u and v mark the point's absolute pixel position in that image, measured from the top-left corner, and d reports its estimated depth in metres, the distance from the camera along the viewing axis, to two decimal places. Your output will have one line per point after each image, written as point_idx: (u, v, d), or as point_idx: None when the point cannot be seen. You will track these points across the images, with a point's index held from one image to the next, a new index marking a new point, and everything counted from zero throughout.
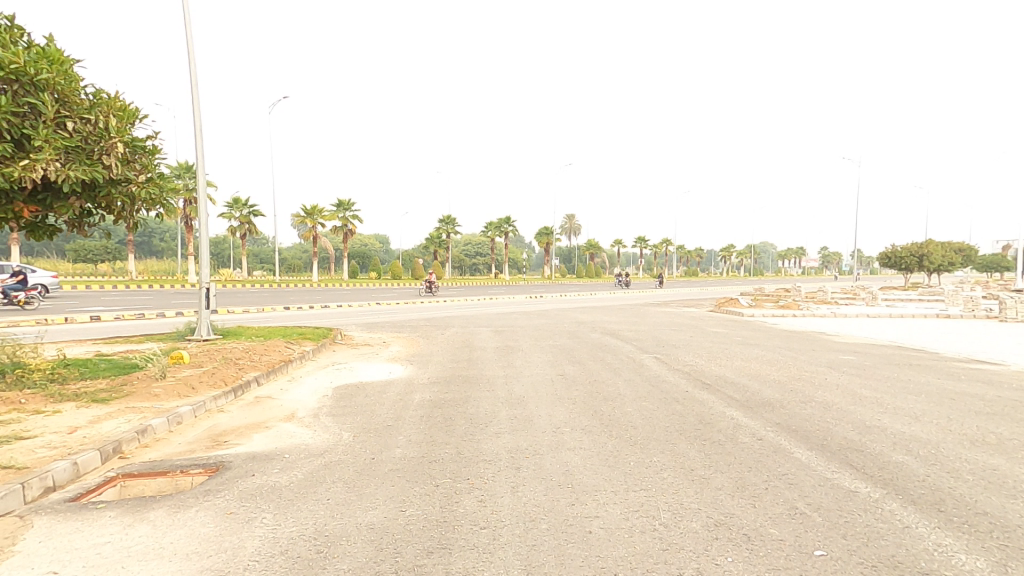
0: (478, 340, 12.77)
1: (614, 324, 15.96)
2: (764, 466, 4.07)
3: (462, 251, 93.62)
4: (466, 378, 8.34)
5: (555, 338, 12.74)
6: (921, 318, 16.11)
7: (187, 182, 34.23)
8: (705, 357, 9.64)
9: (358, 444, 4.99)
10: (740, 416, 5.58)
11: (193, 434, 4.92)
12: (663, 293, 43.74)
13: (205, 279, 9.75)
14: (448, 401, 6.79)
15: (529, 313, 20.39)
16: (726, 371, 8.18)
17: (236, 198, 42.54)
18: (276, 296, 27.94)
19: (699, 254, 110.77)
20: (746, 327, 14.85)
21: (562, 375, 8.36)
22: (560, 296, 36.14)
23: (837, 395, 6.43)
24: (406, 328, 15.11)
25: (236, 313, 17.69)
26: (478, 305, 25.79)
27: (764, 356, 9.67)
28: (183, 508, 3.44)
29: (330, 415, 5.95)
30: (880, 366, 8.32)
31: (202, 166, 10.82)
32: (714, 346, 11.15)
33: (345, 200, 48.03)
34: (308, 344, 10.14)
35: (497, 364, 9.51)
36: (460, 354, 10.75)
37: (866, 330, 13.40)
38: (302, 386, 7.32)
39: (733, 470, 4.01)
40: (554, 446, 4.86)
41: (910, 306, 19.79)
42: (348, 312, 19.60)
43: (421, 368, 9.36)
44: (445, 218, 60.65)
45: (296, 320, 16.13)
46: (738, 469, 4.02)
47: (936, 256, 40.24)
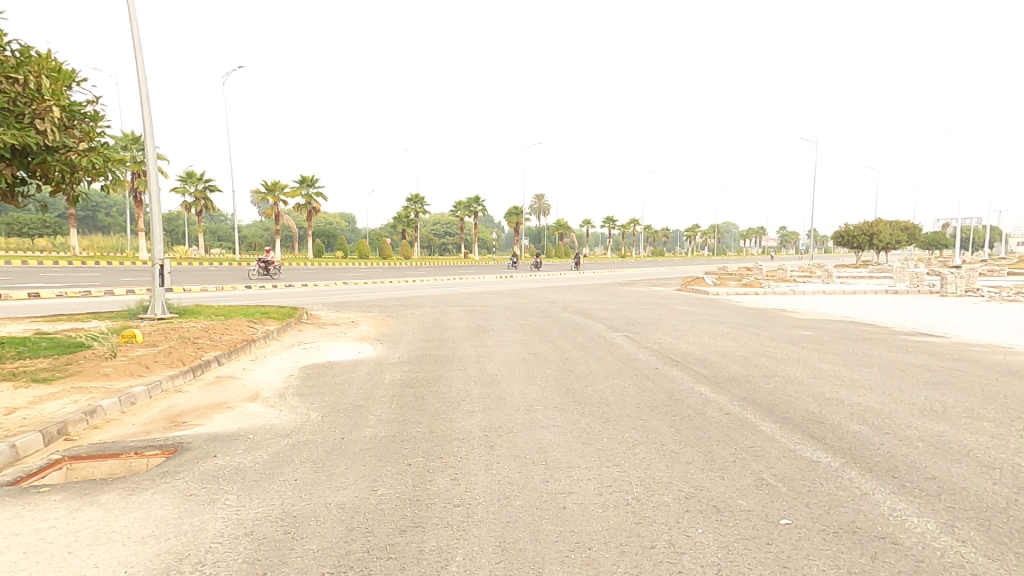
0: (448, 320, 12.65)
1: (584, 303, 16.09)
2: (732, 439, 4.18)
3: (430, 230, 92.39)
4: (438, 358, 8.25)
5: (526, 317, 12.76)
6: (872, 294, 16.91)
7: (135, 153, 32.32)
8: (672, 335, 9.85)
9: (327, 424, 4.86)
10: (708, 392, 5.73)
11: (148, 416, 4.68)
12: (630, 272, 44.38)
13: (159, 255, 9.24)
14: (419, 380, 6.70)
15: (500, 293, 20.35)
16: (693, 349, 8.37)
17: (190, 171, 40.50)
18: (236, 274, 26.92)
19: (664, 234, 112.85)
20: (711, 305, 15.26)
21: (534, 354, 8.37)
22: (529, 276, 36.24)
23: (798, 369, 6.67)
24: (374, 308, 14.83)
25: (195, 291, 16.95)
26: (448, 285, 25.59)
27: (728, 333, 9.95)
28: (137, 490, 3.27)
29: (296, 395, 5.78)
30: (837, 341, 8.69)
31: (152, 135, 10.17)
32: (680, 324, 11.40)
33: (308, 175, 46.42)
34: (272, 323, 9.81)
35: (468, 344, 9.44)
36: (431, 334, 10.63)
37: (822, 307, 13.98)
38: (266, 366, 7.08)
39: (702, 444, 4.11)
40: (527, 424, 4.86)
41: (862, 283, 20.75)
42: (313, 292, 19.08)
43: (391, 347, 9.20)
44: (413, 196, 59.56)
45: (260, 299, 15.59)
46: (706, 443, 4.12)
47: (885, 234, 42.17)
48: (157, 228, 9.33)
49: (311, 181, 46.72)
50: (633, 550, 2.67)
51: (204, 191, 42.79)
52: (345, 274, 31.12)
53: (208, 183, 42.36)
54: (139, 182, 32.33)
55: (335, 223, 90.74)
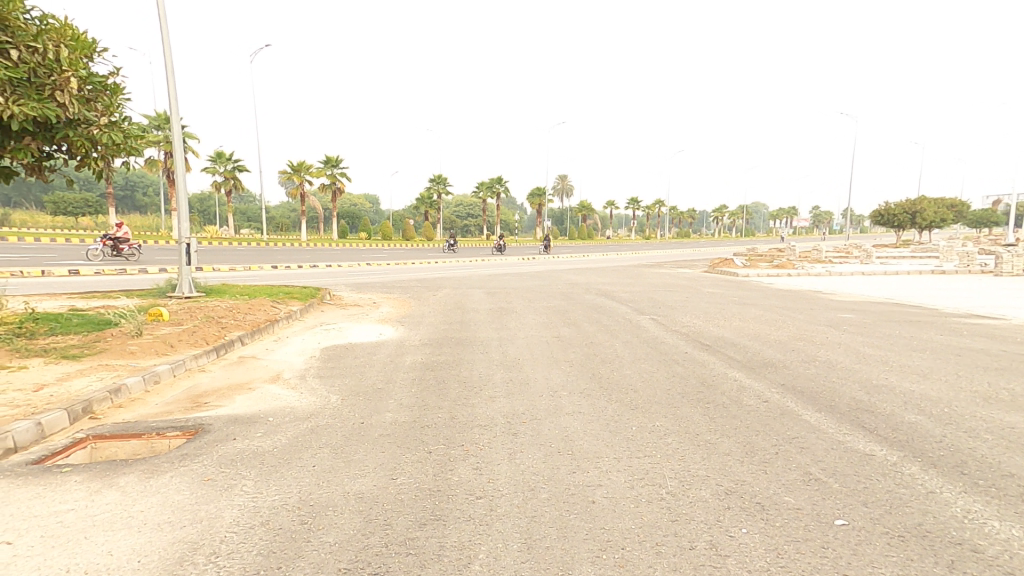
0: (470, 301, 12.52)
1: (608, 285, 15.71)
2: (773, 430, 3.90)
3: (452, 211, 92.28)
4: (459, 340, 8.10)
5: (549, 299, 12.50)
6: (914, 275, 16.07)
7: (166, 133, 32.81)
8: (702, 318, 9.50)
9: (347, 408, 4.75)
10: (743, 378, 5.43)
11: (172, 395, 4.65)
12: (655, 253, 43.48)
13: (185, 234, 9.24)
14: (441, 363, 6.57)
15: (522, 274, 20.10)
16: (726, 332, 8.01)
17: (219, 152, 41.06)
18: (263, 254, 27.29)
19: (690, 215, 110.18)
20: (742, 286, 14.72)
21: (558, 337, 8.14)
22: (552, 257, 35.82)
23: (840, 354, 6.29)
24: (396, 289, 14.78)
25: (222, 271, 17.18)
26: (470, 266, 25.47)
27: (761, 316, 9.52)
28: (156, 472, 3.18)
29: (318, 377, 5.70)
30: (881, 324, 8.20)
31: (177, 113, 10.13)
32: (710, 307, 10.99)
33: (332, 157, 46.57)
34: (295, 303, 9.81)
35: (490, 326, 9.27)
36: (453, 316, 10.50)
37: (861, 288, 13.32)
38: (288, 347, 7.06)
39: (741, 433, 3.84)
40: (552, 411, 4.66)
41: (904, 263, 19.75)
42: (337, 273, 19.17)
43: (412, 329, 9.09)
44: (435, 176, 59.28)
45: (285, 279, 15.69)
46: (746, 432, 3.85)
47: (928, 213, 40.13)
48: (184, 207, 9.34)
49: (336, 162, 46.89)
50: (671, 551, 2.46)
51: (232, 172, 43.39)
52: (368, 255, 31.28)
53: (236, 164, 42.92)
54: (170, 162, 32.87)
55: (359, 204, 91.41)
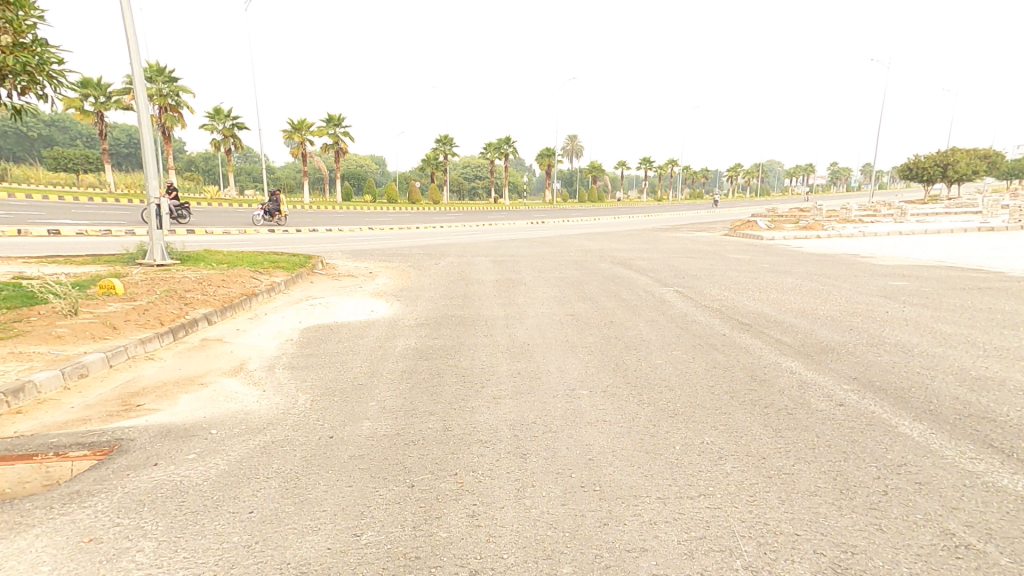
0: (475, 271, 11.57)
1: (623, 251, 14.59)
2: (872, 443, 2.91)
3: (459, 173, 90.29)
4: (460, 319, 7.14)
5: (560, 268, 11.48)
6: (957, 233, 14.77)
7: (161, 87, 31.26)
8: (733, 289, 8.48)
9: (316, 413, 3.84)
10: (803, 366, 4.43)
11: (96, 394, 3.76)
12: (670, 214, 42.04)
13: (151, 192, 8.09)
14: (437, 350, 5.67)
15: (531, 239, 19.00)
16: (765, 307, 6.95)
17: (218, 108, 39.44)
18: (262, 218, 26.30)
19: (704, 173, 106.80)
20: (769, 251, 13.55)
21: (572, 316, 7.14)
22: (562, 220, 34.50)
23: (913, 331, 5.24)
24: (396, 257, 13.79)
25: (213, 237, 16.26)
26: (477, 230, 24.38)
27: (801, 286, 8.42)
28: (19, 529, 2.28)
29: (289, 369, 4.79)
30: (944, 293, 7.12)
31: (139, 54, 8.88)
32: (739, 275, 9.88)
33: (334, 115, 44.81)
34: (280, 274, 8.88)
35: (495, 301, 8.29)
36: (454, 289, 9.52)
37: (902, 250, 12.16)
38: (263, 328, 6.15)
39: (830, 451, 2.83)
40: (568, 421, 3.70)
41: (942, 221, 18.38)
42: (336, 238, 18.19)
43: (409, 305, 8.15)
44: (441, 135, 57.11)
45: (279, 246, 14.75)
46: (837, 449, 2.84)
47: (960, 165, 37.84)
48: (149, 161, 8.15)
49: (337, 120, 45.21)
50: None
51: (231, 131, 41.89)
52: (371, 219, 30.17)
53: (234, 122, 41.35)
54: (165, 117, 31.41)
55: (364, 164, 89.57)
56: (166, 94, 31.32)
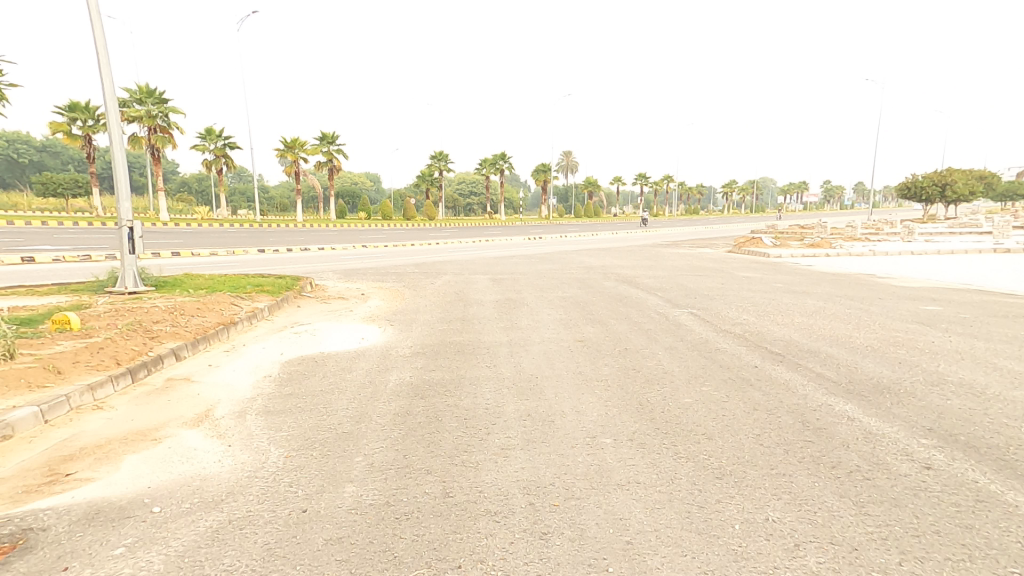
0: (473, 291, 10.98)
1: (627, 270, 14.02)
2: (993, 530, 2.28)
3: (455, 189, 90.29)
4: (460, 348, 6.50)
5: (564, 289, 10.88)
6: (972, 252, 14.30)
7: (150, 108, 30.67)
8: (752, 312, 7.93)
9: (288, 474, 3.19)
10: (861, 407, 3.82)
11: (18, 463, 3.11)
12: (667, 231, 41.85)
13: (123, 216, 7.48)
14: (434, 386, 5.04)
15: (530, 257, 18.45)
16: (794, 334, 6.35)
17: (209, 128, 38.92)
18: (253, 237, 25.61)
19: (700, 190, 107.18)
20: (780, 270, 13.04)
21: (582, 345, 6.52)
22: (560, 238, 33.94)
23: (972, 367, 4.66)
24: (391, 277, 13.15)
25: (198, 258, 15.59)
26: (474, 248, 23.83)
27: (826, 309, 7.85)
28: None
29: (262, 413, 4.14)
30: (985, 319, 6.57)
31: (111, 69, 8.33)
32: (755, 297, 9.31)
33: (328, 132, 44.56)
34: (264, 299, 8.23)
35: (497, 327, 7.66)
36: (452, 312, 8.89)
37: (921, 271, 11.64)
38: (240, 362, 5.48)
39: (944, 543, 2.22)
40: (594, 483, 3.06)
41: (953, 241, 17.93)
42: (327, 258, 17.53)
43: (403, 331, 7.51)
44: (436, 152, 57.00)
45: (267, 266, 14.13)
46: (952, 540, 2.22)
47: (958, 183, 37.75)
48: (121, 182, 7.56)
49: (332, 137, 44.84)
50: None
51: (223, 149, 41.36)
52: (366, 237, 29.52)
53: (227, 141, 40.86)
54: (154, 139, 30.84)
55: (360, 181, 89.49)
56: (154, 115, 30.61)
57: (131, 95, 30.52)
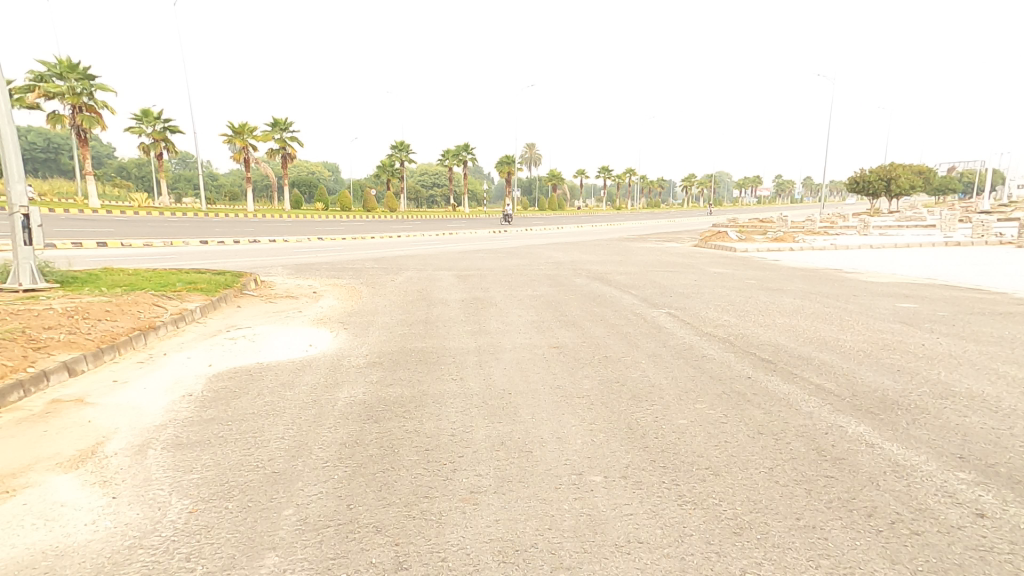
0: (436, 289, 10.27)
1: (597, 265, 13.61)
2: None
3: (417, 180, 88.42)
4: (421, 357, 5.81)
5: (534, 286, 10.29)
6: (929, 246, 14.60)
7: (72, 85, 28.21)
8: (730, 313, 7.58)
9: (188, 539, 2.43)
10: (878, 428, 3.38)
11: None
12: (632, 224, 42.07)
13: (15, 200, 6.56)
14: (390, 406, 4.33)
15: (496, 251, 17.82)
16: (780, 337, 5.99)
17: (146, 110, 36.21)
18: (198, 227, 23.89)
19: (660, 184, 109.06)
20: (750, 265, 12.90)
21: (557, 352, 5.95)
22: (525, 230, 33.34)
23: (976, 376, 4.33)
24: (347, 273, 12.23)
25: (129, 250, 14.16)
26: (438, 241, 22.98)
27: (805, 309, 7.58)
28: None
29: (166, 444, 3.33)
30: (967, 318, 6.38)
31: None
32: (730, 296, 9.01)
33: (281, 118, 42.29)
34: (195, 299, 7.27)
35: (463, 331, 6.99)
36: (413, 313, 8.15)
37: (885, 266, 11.71)
38: (154, 375, 4.61)
39: None
40: (585, 543, 2.46)
41: (907, 235, 18.36)
42: (278, 251, 16.33)
43: (357, 336, 6.73)
44: (397, 142, 55.35)
45: (208, 261, 12.92)
46: None
47: (904, 180, 39.50)
48: (12, 161, 6.63)
49: (284, 124, 42.61)
50: None
51: (163, 133, 38.66)
52: (322, 229, 28.10)
53: (167, 125, 38.15)
54: (80, 119, 28.28)
55: (317, 171, 86.26)
56: (77, 93, 28.11)
57: (53, 72, 27.81)
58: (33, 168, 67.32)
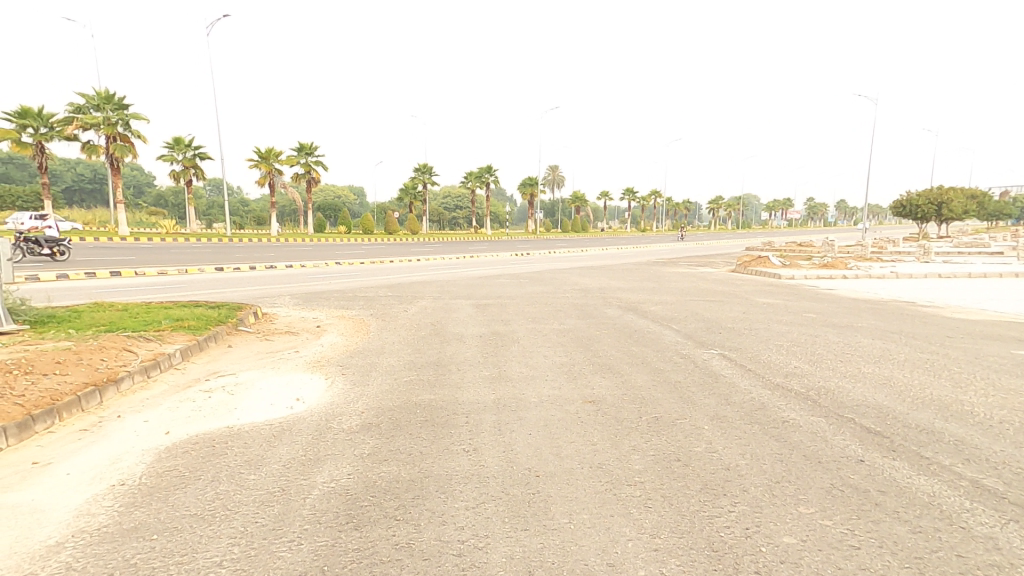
0: (452, 322, 9.33)
1: (629, 294, 12.51)
2: None
3: (441, 204, 89.01)
4: (429, 418, 4.78)
5: (561, 319, 9.21)
6: (1005, 277, 13.07)
7: (107, 114, 28.77)
8: (798, 358, 6.38)
9: None
10: None
11: None
12: (660, 248, 40.72)
13: None
14: (382, 499, 3.28)
15: (519, 277, 16.84)
16: (878, 396, 4.76)
17: (176, 137, 36.98)
18: (219, 252, 23.70)
19: (686, 206, 107.07)
20: (802, 296, 11.62)
21: (596, 411, 4.84)
22: (548, 254, 32.38)
23: None
24: (358, 303, 11.38)
25: (137, 279, 13.70)
26: (458, 265, 22.25)
27: (893, 355, 6.28)
28: None
29: None
30: None
31: None
32: (792, 335, 7.77)
33: (306, 144, 42.84)
34: (178, 340, 6.44)
35: (480, 379, 5.96)
36: (425, 354, 7.18)
37: (965, 300, 10.23)
38: (91, 451, 3.68)
39: None
40: None
41: (973, 262, 16.74)
42: (291, 277, 15.70)
43: (357, 386, 5.76)
44: (422, 167, 55.92)
45: (214, 290, 12.27)
46: None
47: (953, 203, 37.25)
48: None
49: (309, 149, 43.06)
50: None
51: (192, 159, 39.40)
52: (342, 253, 27.65)
53: (195, 151, 38.87)
54: (112, 147, 28.76)
55: (342, 196, 87.65)
56: (112, 122, 28.61)
57: (87, 102, 28.52)
58: (75, 195, 70.00)
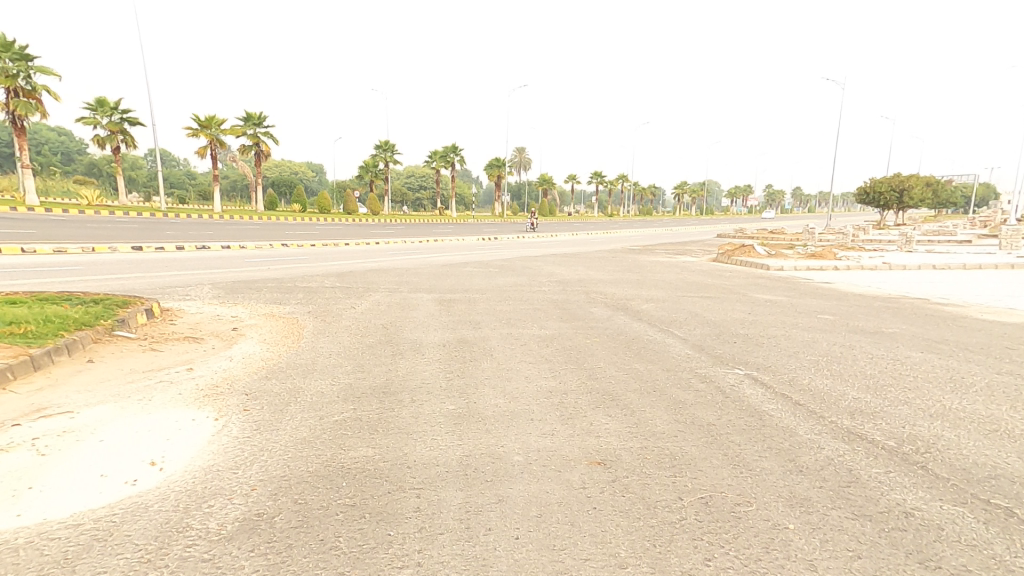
0: (408, 323, 7.56)
1: (613, 288, 11.03)
2: None
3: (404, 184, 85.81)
4: (355, 503, 3.06)
5: (541, 323, 7.56)
6: (1004, 270, 12.29)
7: (8, 65, 24.90)
8: (850, 382, 4.96)
9: None
10: None
11: None
12: (629, 232, 39.83)
13: None
14: None
15: (487, 265, 15.11)
16: (1010, 455, 3.34)
17: (101, 99, 32.99)
18: (143, 229, 20.89)
19: (652, 191, 107.48)
20: (804, 292, 10.42)
21: (612, 488, 3.22)
22: (516, 239, 30.89)
23: None
24: (295, 296, 9.40)
25: (22, 260, 11.24)
26: (419, 249, 20.31)
27: (966, 378, 4.95)
28: None
29: None
30: None
31: None
32: (822, 345, 6.41)
33: (253, 114, 39.09)
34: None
35: (440, 421, 4.25)
36: (366, 373, 5.41)
37: (983, 298, 9.21)
38: None
39: None
40: None
41: (959, 252, 16.10)
42: (221, 261, 13.39)
43: (257, 433, 3.95)
44: (385, 142, 53.18)
45: (113, 275, 10.03)
46: None
47: (915, 191, 37.74)
48: None
49: (257, 119, 39.42)
50: None
51: (120, 123, 35.31)
52: (291, 233, 25.09)
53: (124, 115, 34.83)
54: (15, 103, 24.89)
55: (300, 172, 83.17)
56: (14, 74, 24.80)
57: None
58: None
